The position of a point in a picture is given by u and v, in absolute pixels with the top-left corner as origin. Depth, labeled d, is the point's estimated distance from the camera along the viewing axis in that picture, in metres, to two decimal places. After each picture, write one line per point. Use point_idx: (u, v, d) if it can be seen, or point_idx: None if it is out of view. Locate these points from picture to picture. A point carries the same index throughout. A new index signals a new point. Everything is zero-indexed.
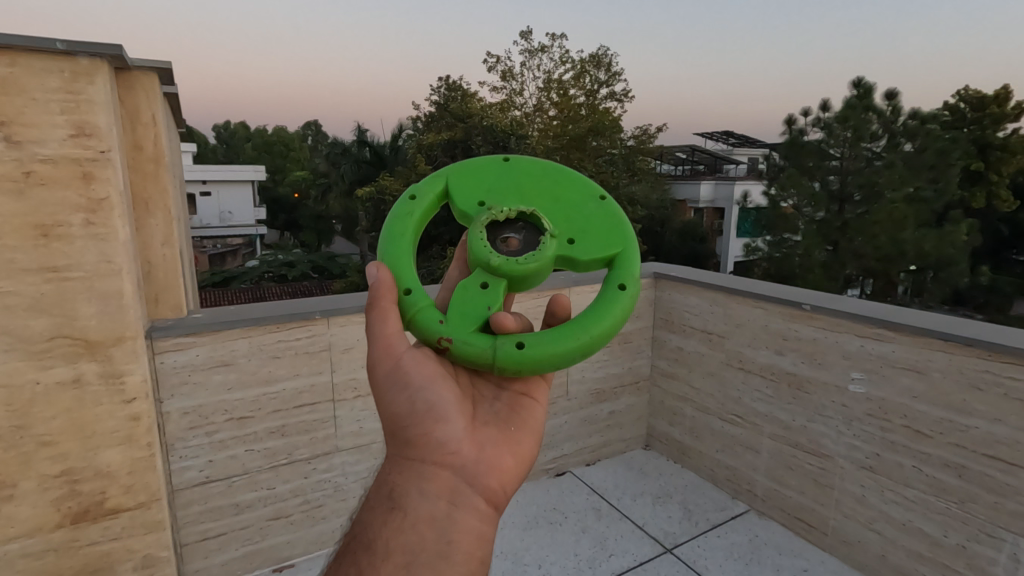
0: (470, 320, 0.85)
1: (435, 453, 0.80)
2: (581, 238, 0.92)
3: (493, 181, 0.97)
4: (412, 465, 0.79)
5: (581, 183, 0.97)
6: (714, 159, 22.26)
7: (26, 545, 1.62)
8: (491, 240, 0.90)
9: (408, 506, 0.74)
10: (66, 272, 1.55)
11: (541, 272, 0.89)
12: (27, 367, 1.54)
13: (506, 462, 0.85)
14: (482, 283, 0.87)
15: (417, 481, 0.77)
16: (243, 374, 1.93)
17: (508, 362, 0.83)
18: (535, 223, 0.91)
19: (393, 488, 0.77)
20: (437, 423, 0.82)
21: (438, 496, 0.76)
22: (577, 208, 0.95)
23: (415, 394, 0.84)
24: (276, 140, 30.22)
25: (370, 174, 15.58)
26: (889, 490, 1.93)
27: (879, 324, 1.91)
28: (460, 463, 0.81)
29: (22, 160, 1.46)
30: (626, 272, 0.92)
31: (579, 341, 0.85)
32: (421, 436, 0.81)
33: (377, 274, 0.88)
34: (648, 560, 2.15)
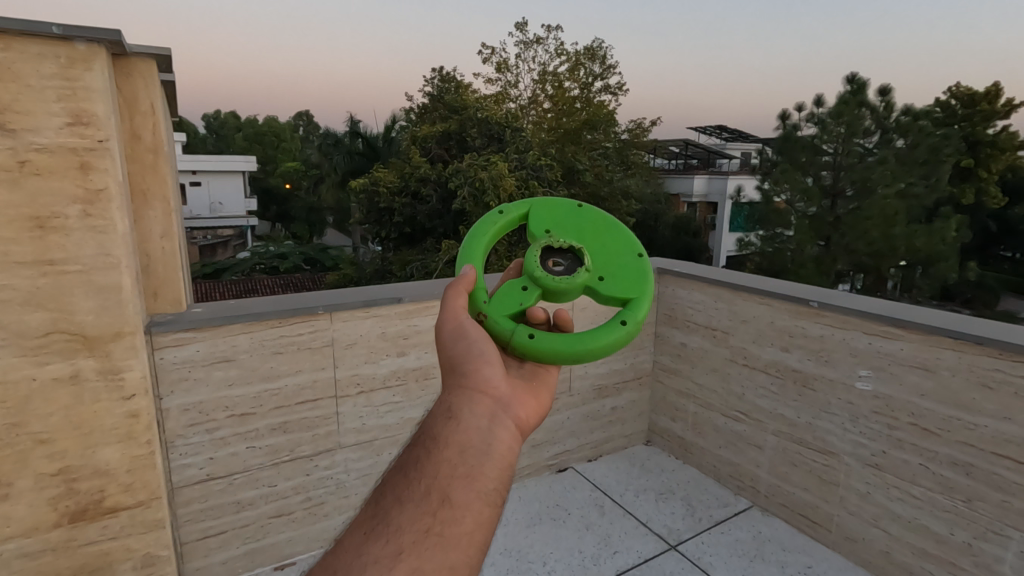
0: (505, 307, 0.86)
1: (481, 382, 0.72)
2: (611, 278, 0.93)
3: (563, 217, 1.01)
4: (460, 388, 0.70)
5: (631, 240, 0.99)
6: (707, 153, 22.33)
7: (21, 545, 1.58)
8: (541, 258, 0.93)
9: (460, 415, 0.65)
10: (62, 265, 1.51)
11: (569, 292, 0.90)
12: (22, 363, 1.49)
13: (540, 405, 0.76)
14: (522, 285, 0.90)
15: (464, 401, 0.68)
16: (244, 370, 1.89)
17: (521, 347, 0.82)
18: (578, 256, 0.93)
19: (442, 407, 0.68)
20: (484, 361, 0.75)
21: (484, 414, 0.67)
22: (617, 254, 0.96)
23: (465, 339, 0.77)
24: (268, 131, 29.89)
25: (363, 166, 15.49)
26: (895, 487, 1.93)
27: (888, 322, 1.90)
28: (501, 394, 0.71)
29: (17, 150, 1.41)
30: (634, 312, 0.90)
31: (575, 349, 0.83)
32: (468, 369, 0.73)
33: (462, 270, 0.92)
34: (652, 557, 2.14)
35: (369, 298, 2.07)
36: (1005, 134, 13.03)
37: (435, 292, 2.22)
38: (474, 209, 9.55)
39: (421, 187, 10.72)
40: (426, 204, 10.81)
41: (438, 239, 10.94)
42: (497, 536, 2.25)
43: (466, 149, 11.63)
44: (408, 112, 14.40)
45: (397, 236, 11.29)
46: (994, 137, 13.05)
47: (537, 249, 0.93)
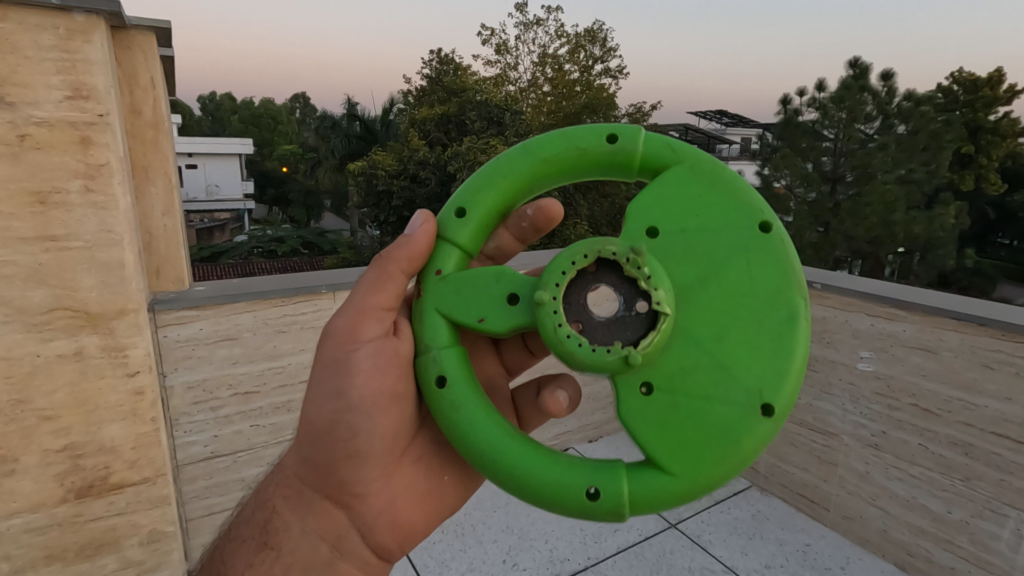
0: (454, 306, 0.75)
1: (334, 492, 0.87)
2: (666, 403, 0.69)
3: (705, 239, 0.71)
4: (309, 497, 0.88)
5: (765, 379, 0.68)
6: (707, 139, 22.35)
7: (29, 519, 1.59)
8: (577, 285, 0.67)
9: (288, 540, 0.87)
10: (64, 241, 1.49)
11: (581, 367, 0.67)
12: (26, 340, 1.50)
13: (411, 512, 0.92)
14: (511, 296, 0.73)
15: (307, 513, 0.88)
16: (248, 349, 1.88)
17: (426, 383, 0.75)
18: (654, 325, 0.66)
19: (282, 516, 0.88)
20: (349, 465, 0.86)
21: (320, 537, 0.87)
22: (717, 380, 0.68)
23: (342, 421, 0.84)
24: (264, 113, 29.61)
25: (362, 149, 15.42)
26: (894, 467, 1.95)
27: (892, 303, 1.89)
28: (359, 509, 0.88)
29: (16, 123, 1.39)
30: (617, 481, 0.69)
31: (488, 456, 0.71)
32: (330, 468, 0.86)
33: (418, 228, 0.80)
34: (652, 535, 2.16)
35: None
36: (1006, 120, 12.97)
37: None
38: None
39: (420, 170, 10.67)
40: (425, 186, 10.74)
41: None
42: (498, 514, 2.26)
43: (466, 132, 11.52)
44: (407, 94, 14.21)
45: (397, 220, 11.20)
46: (995, 123, 12.99)
47: (590, 256, 0.66)
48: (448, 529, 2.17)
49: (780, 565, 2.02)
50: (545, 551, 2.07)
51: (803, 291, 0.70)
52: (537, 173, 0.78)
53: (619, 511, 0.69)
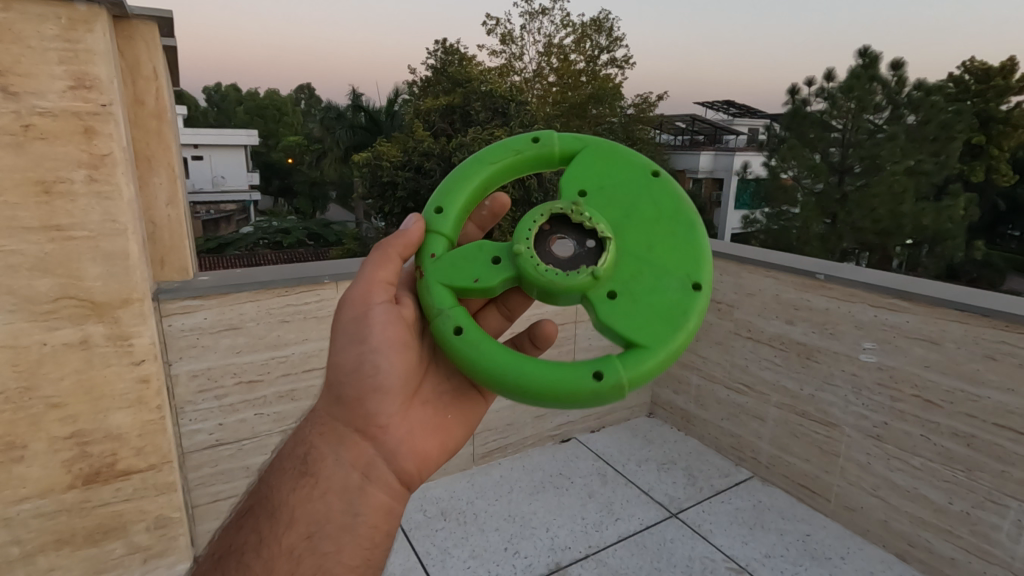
0: (452, 276, 0.79)
1: (362, 423, 0.86)
2: (623, 294, 0.75)
3: (622, 184, 0.82)
4: (335, 431, 0.86)
5: (690, 261, 0.78)
6: (714, 130, 22.90)
7: (38, 505, 1.61)
8: (543, 236, 0.76)
9: (321, 474, 0.83)
10: (70, 230, 1.51)
11: (562, 294, 0.74)
12: (33, 328, 1.51)
13: (433, 443, 0.92)
14: (495, 256, 0.78)
15: (336, 447, 0.85)
16: (251, 338, 1.90)
17: (440, 339, 0.76)
18: (601, 249, 0.75)
19: (310, 456, 0.85)
20: (375, 395, 0.86)
21: (352, 468, 0.84)
22: (656, 278, 0.77)
23: (366, 355, 0.86)
24: (269, 103, 29.47)
25: (366, 140, 15.41)
26: (896, 458, 1.95)
27: (895, 294, 1.89)
28: (386, 437, 0.87)
29: (20, 113, 1.40)
30: (623, 370, 0.72)
31: (510, 377, 0.72)
32: (356, 402, 0.86)
33: (407, 225, 0.85)
34: (653, 524, 2.18)
35: None
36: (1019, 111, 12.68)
37: None
38: None
39: (425, 161, 10.67)
40: (430, 177, 10.75)
41: None
42: (500, 502, 2.28)
43: (470, 122, 11.49)
44: (412, 85, 14.17)
45: (400, 211, 11.22)
46: (1008, 113, 12.67)
47: (545, 214, 0.75)
48: (450, 517, 2.19)
49: (781, 554, 2.02)
50: (546, 539, 2.08)
51: (694, 207, 0.83)
52: (493, 169, 0.86)
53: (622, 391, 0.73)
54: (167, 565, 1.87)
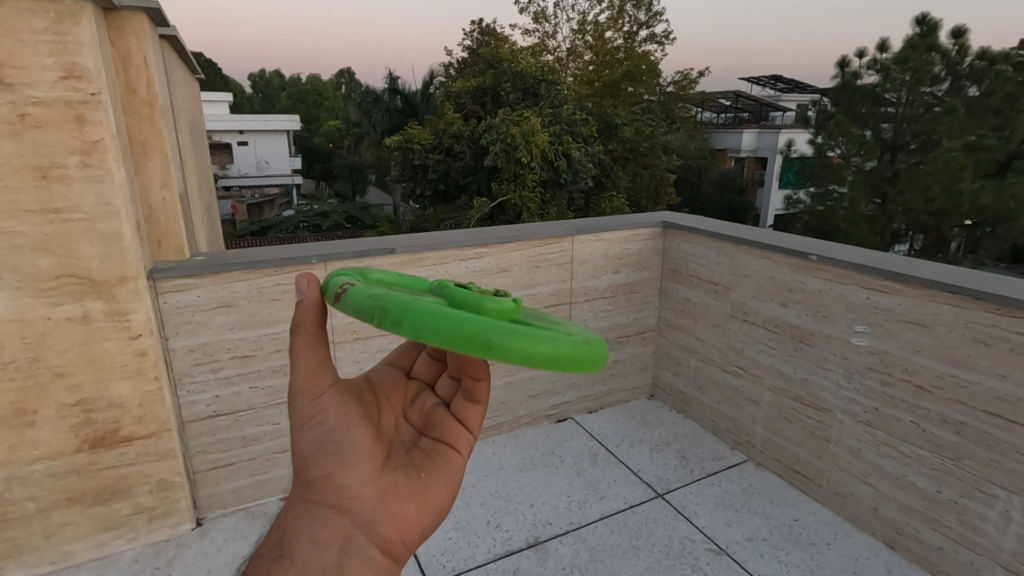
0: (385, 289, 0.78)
1: (333, 495, 0.81)
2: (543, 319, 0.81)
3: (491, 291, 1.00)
4: (307, 510, 0.80)
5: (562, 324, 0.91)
6: (759, 106, 22.21)
7: (50, 466, 1.76)
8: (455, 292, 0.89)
9: (298, 554, 0.76)
10: (67, 213, 1.62)
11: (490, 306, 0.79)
12: (37, 304, 1.64)
13: (417, 509, 0.84)
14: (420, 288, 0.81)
15: (310, 528, 0.79)
16: (244, 315, 1.99)
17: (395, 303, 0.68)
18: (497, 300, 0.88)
19: (286, 538, 0.78)
20: (341, 466, 0.82)
21: (328, 544, 0.77)
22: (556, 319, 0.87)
23: (326, 433, 0.83)
24: (310, 88, 30.00)
25: (402, 123, 15.58)
26: (886, 445, 1.89)
27: (886, 276, 1.82)
28: (359, 506, 0.81)
29: (16, 103, 1.50)
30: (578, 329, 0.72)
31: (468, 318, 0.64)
32: (323, 477, 0.81)
33: (303, 289, 0.80)
34: (638, 504, 2.19)
35: (362, 248, 2.11)
36: None
37: (427, 243, 2.24)
38: (506, 165, 9.59)
39: (455, 144, 10.75)
40: (459, 160, 10.82)
41: (472, 196, 10.91)
42: (489, 478, 2.33)
43: (501, 104, 11.46)
44: (447, 67, 14.22)
45: (432, 193, 11.33)
46: None
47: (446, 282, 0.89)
48: None
49: (763, 538, 2.01)
50: (528, 515, 2.12)
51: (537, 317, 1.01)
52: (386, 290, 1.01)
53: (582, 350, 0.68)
54: (171, 525, 2.02)
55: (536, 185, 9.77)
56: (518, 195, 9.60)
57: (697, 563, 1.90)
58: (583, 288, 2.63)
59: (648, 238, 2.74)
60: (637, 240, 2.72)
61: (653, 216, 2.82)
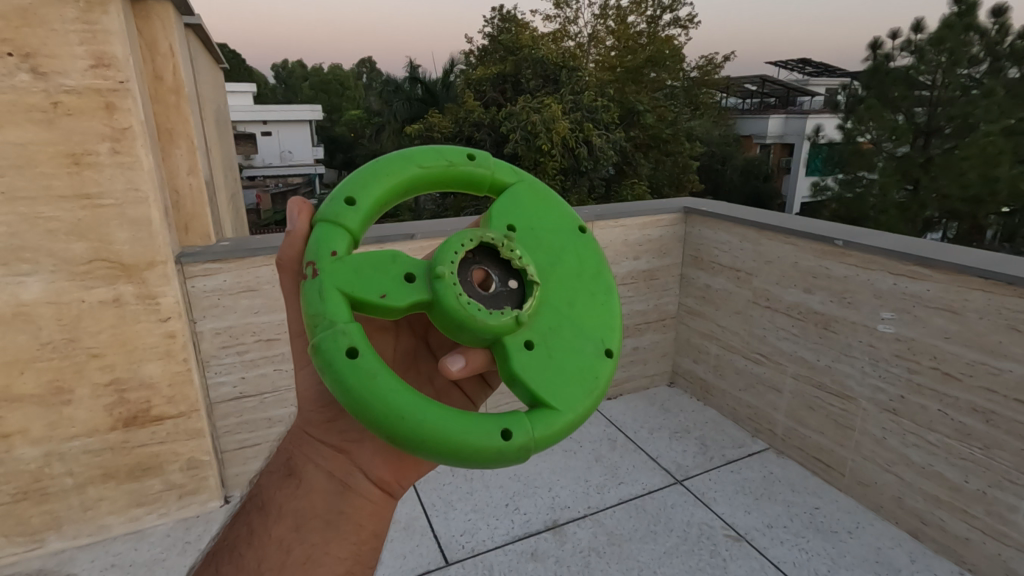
0: (352, 284, 0.63)
1: (335, 432, 0.70)
2: (541, 353, 0.67)
3: (550, 238, 0.76)
4: (309, 440, 0.71)
5: (603, 326, 0.73)
6: (786, 90, 21.68)
7: (86, 443, 1.84)
8: (474, 260, 0.67)
9: (302, 478, 0.70)
10: (98, 199, 1.66)
11: (475, 334, 0.64)
12: (72, 287, 1.70)
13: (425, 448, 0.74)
14: (409, 274, 0.65)
15: (313, 457, 0.71)
16: (268, 300, 2.03)
17: (327, 356, 0.59)
18: (524, 294, 0.68)
19: (291, 458, 0.72)
20: (343, 406, 0.70)
21: (332, 474, 0.70)
22: (577, 336, 0.70)
23: (322, 378, 0.70)
24: (332, 78, 30.15)
25: (422, 112, 15.60)
26: (911, 434, 1.86)
27: (914, 261, 1.78)
28: (365, 445, 0.70)
29: (49, 92, 1.55)
30: (533, 428, 0.62)
31: (385, 414, 0.56)
32: (323, 419, 0.71)
33: (294, 221, 0.69)
34: (656, 490, 2.19)
35: (382, 235, 2.13)
36: None
37: (448, 230, 2.25)
38: (526, 153, 9.55)
39: (475, 132, 10.73)
40: (480, 148, 10.79)
41: None
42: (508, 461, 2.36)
43: (522, 91, 11.36)
44: (467, 56, 14.18)
45: None
46: None
47: (472, 243, 0.66)
48: (458, 473, 2.28)
49: (783, 525, 1.99)
50: (547, 498, 2.14)
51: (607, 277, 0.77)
52: (422, 183, 0.74)
53: (521, 452, 0.61)
54: (200, 502, 2.08)
55: (556, 173, 9.71)
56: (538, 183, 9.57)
57: (716, 548, 1.90)
58: None
59: (669, 224, 2.72)
60: (658, 226, 2.69)
61: (674, 202, 2.78)
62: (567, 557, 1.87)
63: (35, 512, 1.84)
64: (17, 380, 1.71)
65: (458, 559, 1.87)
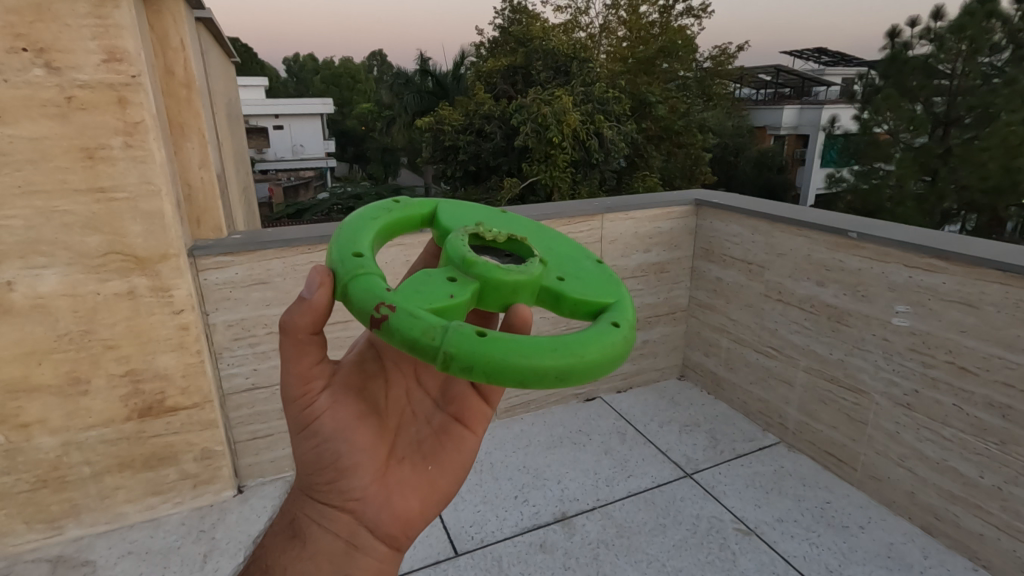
0: (428, 299, 0.64)
1: (336, 498, 0.77)
2: (570, 277, 0.77)
3: (493, 218, 0.89)
4: (312, 505, 0.77)
5: (577, 249, 0.86)
6: (802, 80, 21.34)
7: (103, 432, 1.87)
8: (473, 250, 0.75)
9: (306, 540, 0.76)
10: (112, 192, 1.69)
11: (526, 284, 0.72)
12: (87, 279, 1.72)
13: (423, 505, 0.81)
14: (449, 276, 0.69)
15: (317, 521, 0.77)
16: (279, 292, 2.05)
17: (459, 351, 0.58)
18: (521, 252, 0.77)
19: (295, 521, 0.78)
20: (341, 475, 0.76)
21: (337, 535, 0.76)
22: (572, 261, 0.82)
23: (321, 444, 0.75)
24: (343, 71, 30.17)
25: (432, 104, 15.58)
26: (925, 428, 1.83)
27: (930, 254, 1.74)
28: (365, 507, 0.77)
29: (63, 86, 1.57)
30: (619, 314, 0.71)
31: (547, 359, 0.58)
32: (324, 483, 0.76)
33: (312, 292, 0.67)
34: (666, 483, 2.19)
35: None
36: None
37: None
38: (537, 146, 9.51)
39: (485, 125, 10.69)
40: (490, 141, 10.74)
41: (502, 176, 10.86)
42: (517, 454, 2.36)
43: (532, 83, 11.28)
44: (477, 47, 14.11)
45: (463, 174, 11.32)
46: None
47: (466, 238, 0.75)
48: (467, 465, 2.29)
49: (794, 520, 1.98)
50: (556, 490, 2.15)
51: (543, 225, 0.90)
52: (383, 237, 0.80)
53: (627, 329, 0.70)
54: (214, 491, 2.12)
55: (567, 165, 9.67)
56: (549, 175, 9.52)
57: (725, 542, 1.89)
58: (613, 267, 2.60)
59: (680, 216, 2.69)
60: (668, 219, 2.67)
61: (685, 195, 2.76)
62: (576, 549, 1.87)
63: (54, 500, 1.88)
64: (35, 370, 1.74)
65: (467, 550, 1.88)
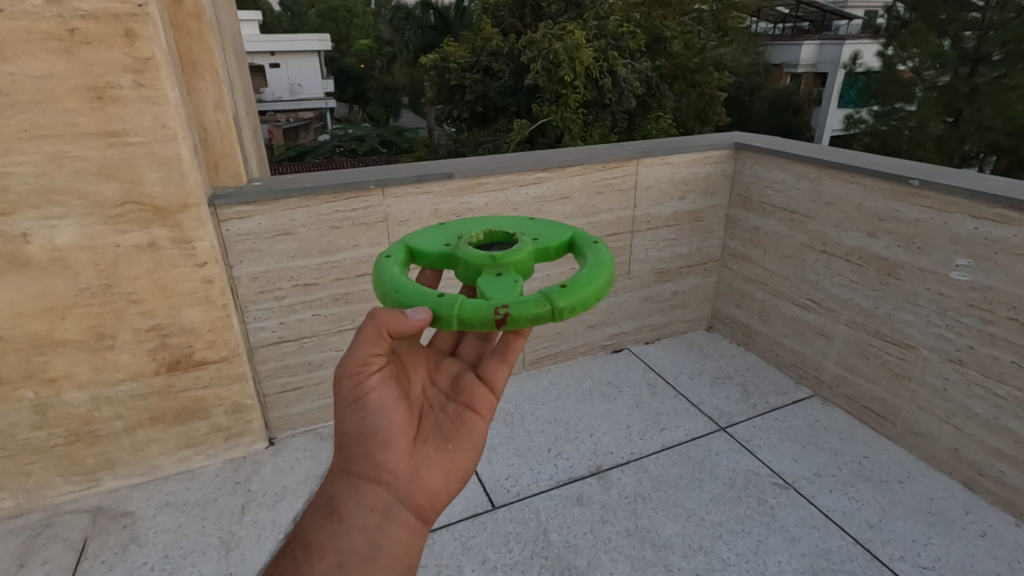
0: (510, 292, 0.89)
1: (372, 471, 0.88)
2: (540, 234, 1.09)
3: (452, 231, 1.11)
4: (350, 481, 0.88)
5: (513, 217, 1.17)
6: (823, 13, 20.20)
7: (132, 387, 1.83)
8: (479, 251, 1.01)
9: (344, 516, 0.86)
10: (125, 136, 1.56)
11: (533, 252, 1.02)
12: (106, 231, 1.63)
13: (444, 483, 0.92)
14: (498, 272, 0.94)
15: (353, 496, 0.87)
16: (303, 243, 1.96)
17: (563, 302, 0.87)
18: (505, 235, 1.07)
19: (333, 500, 0.88)
20: (381, 446, 0.89)
21: (371, 510, 0.87)
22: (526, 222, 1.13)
23: (365, 416, 0.89)
24: (340, 5, 28.67)
25: (435, 40, 14.84)
26: (977, 385, 1.78)
27: (1003, 204, 1.63)
28: (396, 481, 0.89)
29: (64, 17, 1.42)
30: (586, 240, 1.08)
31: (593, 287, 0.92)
32: (363, 456, 0.89)
33: (415, 316, 0.84)
34: (700, 436, 2.16)
35: (421, 173, 2.03)
36: None
37: (489, 167, 2.13)
38: (547, 85, 9.13)
39: (493, 62, 10.17)
40: (498, 80, 10.33)
41: (511, 117, 10.56)
42: (547, 406, 2.34)
43: (541, 16, 10.74)
44: None
45: (470, 115, 11.04)
46: None
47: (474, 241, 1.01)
48: (498, 417, 2.28)
49: (832, 474, 1.96)
50: (589, 444, 2.13)
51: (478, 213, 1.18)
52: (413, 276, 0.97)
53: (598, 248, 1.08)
54: (246, 443, 2.10)
55: (578, 106, 9.32)
56: (560, 116, 9.21)
57: (763, 496, 1.88)
58: (646, 216, 2.48)
59: (718, 160, 2.54)
60: (706, 163, 2.52)
61: (723, 137, 2.60)
62: (613, 502, 1.87)
63: (88, 453, 1.87)
64: (59, 325, 1.68)
65: (504, 502, 1.88)
